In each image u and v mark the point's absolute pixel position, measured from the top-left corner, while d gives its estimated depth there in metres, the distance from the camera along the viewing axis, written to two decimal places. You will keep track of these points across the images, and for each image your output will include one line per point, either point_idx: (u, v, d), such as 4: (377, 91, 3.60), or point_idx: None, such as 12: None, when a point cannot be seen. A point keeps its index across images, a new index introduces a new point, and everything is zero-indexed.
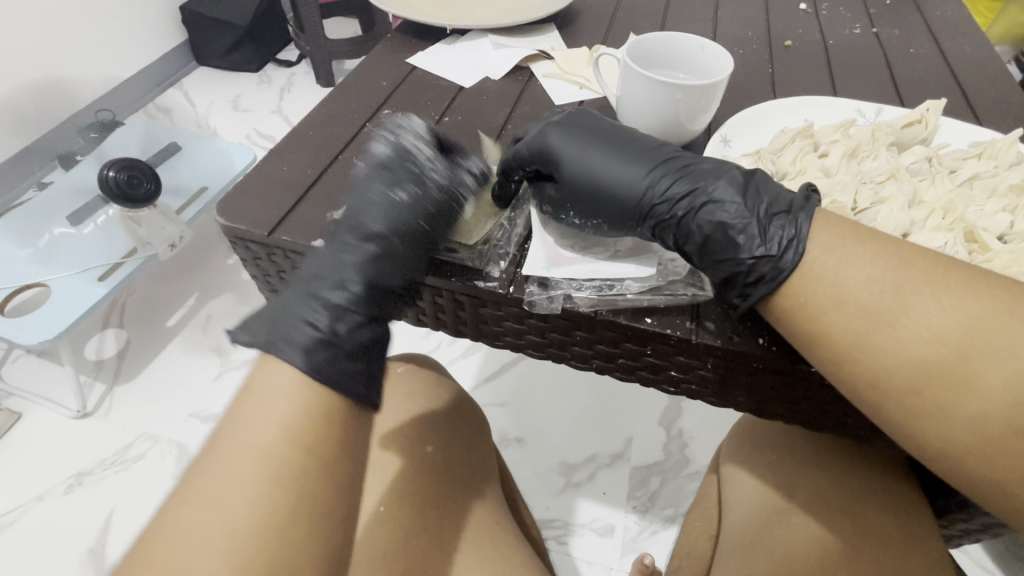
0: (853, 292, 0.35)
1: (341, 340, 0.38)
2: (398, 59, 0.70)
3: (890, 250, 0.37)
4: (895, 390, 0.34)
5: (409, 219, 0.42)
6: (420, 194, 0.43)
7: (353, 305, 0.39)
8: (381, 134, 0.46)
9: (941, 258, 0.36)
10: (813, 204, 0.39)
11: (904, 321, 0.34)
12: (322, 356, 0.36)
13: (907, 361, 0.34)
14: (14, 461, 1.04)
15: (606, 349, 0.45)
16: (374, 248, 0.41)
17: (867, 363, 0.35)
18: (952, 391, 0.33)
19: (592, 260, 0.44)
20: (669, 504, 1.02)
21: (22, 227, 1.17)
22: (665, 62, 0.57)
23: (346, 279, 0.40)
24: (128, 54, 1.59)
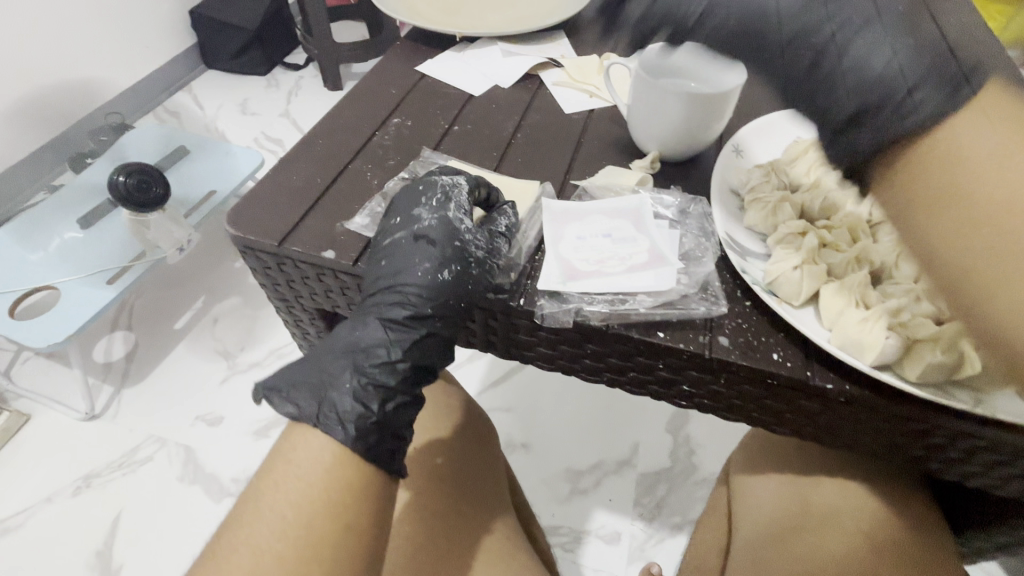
0: (958, 157, 0.28)
1: (388, 421, 0.40)
2: (407, 66, 0.70)
3: None
4: (1003, 273, 0.26)
5: (453, 306, 0.43)
6: (462, 276, 0.43)
7: (396, 382, 0.41)
8: (426, 206, 0.46)
9: None
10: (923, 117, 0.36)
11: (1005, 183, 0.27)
12: (373, 438, 0.39)
13: (996, 229, 0.26)
14: (23, 462, 1.04)
15: (617, 362, 0.45)
16: (416, 334, 0.42)
17: (932, 219, 0.28)
18: None
19: (609, 275, 0.44)
20: (676, 512, 1.01)
21: (33, 230, 1.18)
22: (675, 71, 0.57)
23: (395, 356, 0.41)
24: (139, 58, 1.60)
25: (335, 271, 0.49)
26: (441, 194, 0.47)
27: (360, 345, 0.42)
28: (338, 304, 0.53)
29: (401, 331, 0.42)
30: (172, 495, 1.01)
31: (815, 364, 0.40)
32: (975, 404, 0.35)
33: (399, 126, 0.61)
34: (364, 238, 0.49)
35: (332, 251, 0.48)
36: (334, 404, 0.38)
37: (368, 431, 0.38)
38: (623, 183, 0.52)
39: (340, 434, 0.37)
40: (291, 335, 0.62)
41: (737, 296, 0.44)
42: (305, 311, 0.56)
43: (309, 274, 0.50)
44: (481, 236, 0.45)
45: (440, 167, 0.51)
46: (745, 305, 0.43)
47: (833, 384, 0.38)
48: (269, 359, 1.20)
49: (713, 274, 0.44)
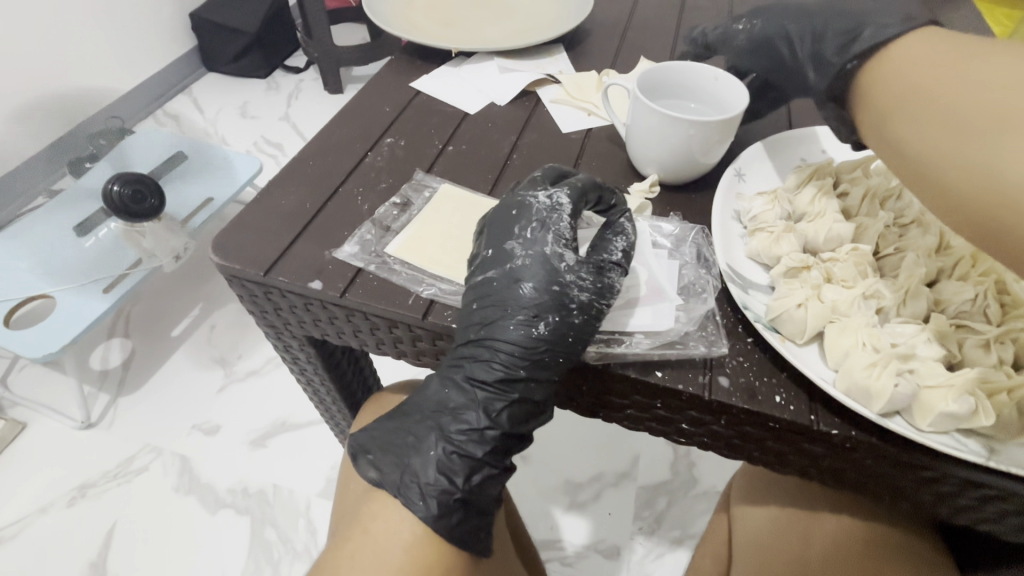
0: (918, 75, 0.37)
1: (474, 495, 0.40)
2: (403, 81, 0.68)
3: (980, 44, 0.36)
4: (920, 151, 0.35)
5: (555, 361, 0.40)
6: (562, 327, 0.40)
7: (485, 452, 0.40)
8: (519, 239, 0.42)
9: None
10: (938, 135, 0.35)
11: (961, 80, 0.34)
12: (457, 515, 0.39)
13: (944, 114, 0.34)
14: (18, 471, 1.03)
15: (614, 400, 0.43)
16: (515, 393, 0.41)
17: (893, 122, 0.37)
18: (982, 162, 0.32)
19: (605, 311, 0.43)
20: (676, 526, 0.99)
21: (28, 237, 1.17)
22: (676, 92, 0.55)
23: (479, 420, 0.40)
24: (138, 62, 1.59)
25: (323, 302, 0.47)
26: (538, 221, 0.42)
27: (449, 406, 0.41)
28: (327, 333, 0.51)
29: (501, 389, 0.40)
30: (167, 505, 1.00)
31: (818, 408, 0.38)
32: (987, 455, 0.34)
33: (392, 146, 0.59)
34: (354, 268, 0.47)
35: (319, 281, 0.46)
36: (416, 477, 0.39)
37: (452, 509, 0.39)
38: None
39: (423, 511, 0.38)
40: (282, 359, 0.60)
41: (738, 332, 0.42)
42: (295, 338, 0.55)
43: (296, 304, 0.49)
44: (583, 276, 0.41)
45: (538, 177, 0.46)
46: (746, 343, 0.41)
47: (837, 430, 0.37)
48: (265, 367, 1.19)
49: (713, 309, 0.43)
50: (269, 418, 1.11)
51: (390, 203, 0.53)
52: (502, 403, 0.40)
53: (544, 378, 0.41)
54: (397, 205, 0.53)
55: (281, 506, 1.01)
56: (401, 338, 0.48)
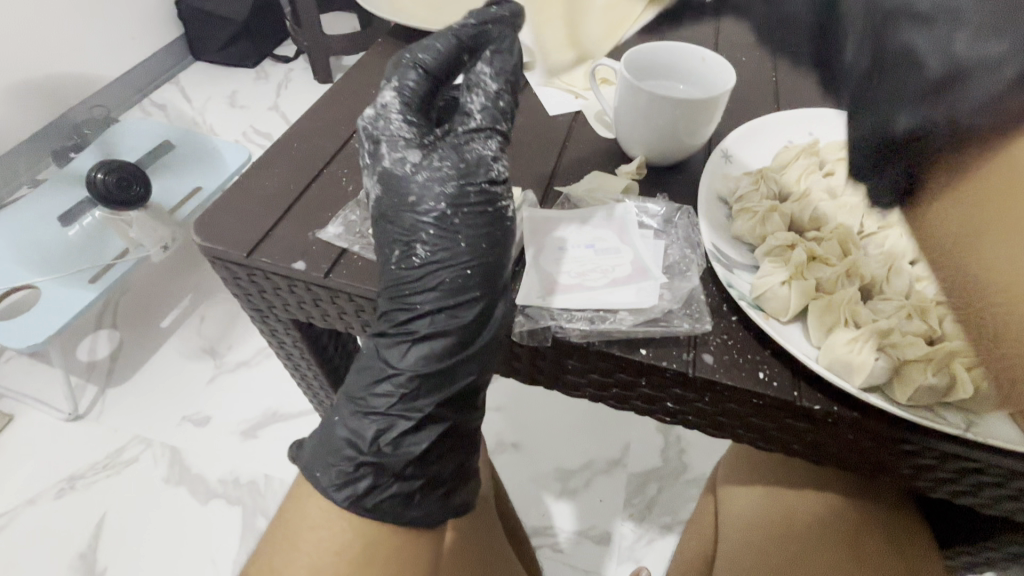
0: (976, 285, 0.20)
1: (387, 458, 0.40)
2: (391, 63, 0.67)
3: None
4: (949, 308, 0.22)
5: (459, 264, 0.42)
6: (443, 231, 0.43)
7: (412, 395, 0.41)
8: (369, 175, 0.46)
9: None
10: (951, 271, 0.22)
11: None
12: (365, 482, 0.40)
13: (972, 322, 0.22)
14: (5, 464, 1.02)
15: (598, 379, 0.44)
16: (438, 314, 0.42)
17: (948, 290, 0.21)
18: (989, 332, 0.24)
19: (590, 289, 0.43)
20: (666, 512, 1.00)
21: (12, 226, 1.15)
22: (664, 73, 0.55)
23: (398, 371, 0.42)
24: (123, 49, 1.56)
25: (306, 283, 0.47)
26: (371, 145, 0.45)
27: (372, 369, 0.43)
28: (313, 315, 0.51)
29: (426, 319, 0.42)
30: (157, 496, 0.99)
31: (801, 384, 0.38)
32: (967, 427, 0.34)
33: None
34: (338, 249, 0.47)
35: (303, 261, 0.46)
36: (333, 457, 0.40)
37: (353, 477, 0.40)
38: (608, 189, 0.51)
39: (325, 481, 0.40)
40: (268, 344, 0.60)
41: (723, 311, 0.42)
42: (280, 321, 0.54)
43: (280, 285, 0.48)
44: (437, 181, 0.43)
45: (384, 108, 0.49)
46: (731, 321, 0.42)
47: (819, 406, 0.37)
48: (256, 358, 1.18)
49: (698, 287, 0.43)
50: (260, 409, 1.10)
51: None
52: (431, 330, 0.42)
53: (459, 288, 0.42)
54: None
55: (272, 497, 1.00)
56: None
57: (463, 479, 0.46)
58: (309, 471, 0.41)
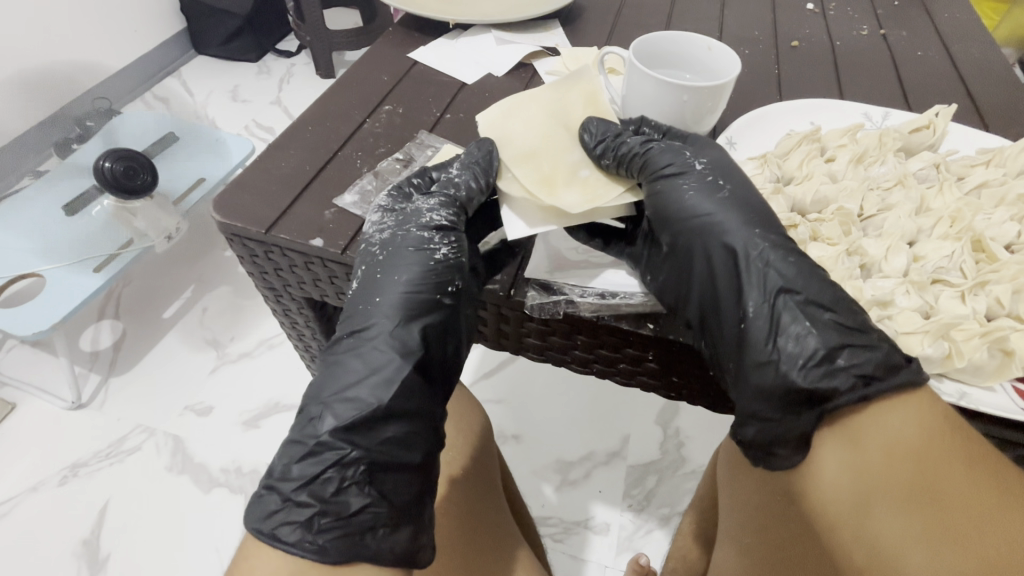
0: (837, 494, 0.39)
1: (285, 482, 0.40)
2: (400, 53, 0.69)
3: (859, 491, 0.38)
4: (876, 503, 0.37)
5: (370, 307, 0.44)
6: (364, 273, 0.45)
7: (315, 432, 0.40)
8: (349, 198, 0.51)
9: (887, 497, 0.37)
10: (871, 464, 0.37)
11: (894, 433, 0.37)
12: (286, 518, 0.39)
13: (892, 501, 0.37)
14: (10, 452, 1.03)
15: (607, 354, 0.47)
16: (342, 351, 0.44)
17: (849, 497, 0.38)
18: (948, 498, 0.35)
19: (597, 266, 0.47)
20: (665, 503, 1.01)
21: (18, 215, 1.16)
22: (672, 62, 0.56)
23: (319, 398, 0.42)
24: (126, 43, 1.57)
25: (324, 259, 0.48)
26: (370, 184, 0.52)
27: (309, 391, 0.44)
28: (327, 293, 0.52)
29: (332, 354, 0.44)
30: (160, 485, 1.00)
31: None
32: (959, 396, 0.38)
33: (389, 114, 0.60)
34: (358, 223, 0.49)
35: (321, 238, 0.48)
36: (256, 485, 0.41)
37: (280, 511, 0.39)
38: None
39: (255, 521, 0.39)
40: (280, 326, 0.62)
41: None
42: (294, 300, 0.56)
43: (297, 262, 0.50)
44: (388, 222, 0.47)
45: (406, 156, 0.55)
46: None
47: None
48: (259, 349, 1.19)
49: None
50: (262, 399, 1.11)
51: (394, 158, 0.54)
52: (333, 364, 0.43)
53: (364, 327, 0.43)
54: (399, 159, 0.54)
55: None
56: None
57: (391, 521, 0.41)
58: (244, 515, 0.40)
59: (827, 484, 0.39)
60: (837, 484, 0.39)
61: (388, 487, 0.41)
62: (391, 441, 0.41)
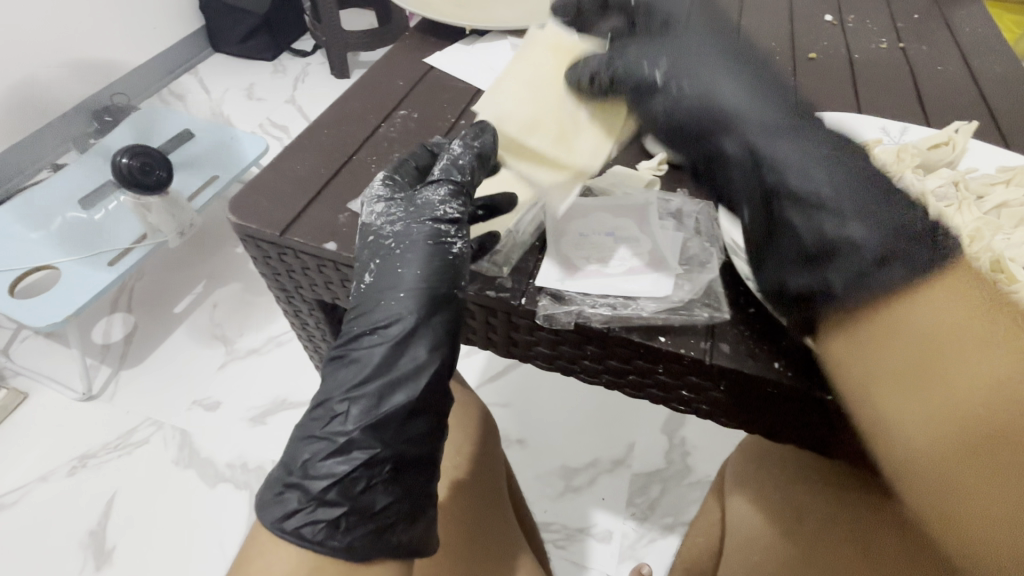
0: (848, 372, 0.32)
1: (312, 479, 0.40)
2: (416, 58, 0.69)
3: (873, 376, 0.30)
4: (900, 393, 0.29)
5: (388, 303, 0.44)
6: (381, 267, 0.45)
7: (347, 427, 0.41)
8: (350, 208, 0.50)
9: (911, 387, 0.29)
10: (895, 352, 0.30)
11: (945, 351, 0.28)
12: (312, 515, 0.39)
13: (919, 391, 0.28)
14: (22, 440, 1.04)
15: (617, 366, 0.47)
16: (363, 346, 0.44)
17: (865, 380, 0.31)
18: (998, 405, 0.26)
19: (607, 275, 0.46)
20: (669, 513, 1.01)
21: (36, 207, 1.17)
22: None
23: (336, 401, 0.43)
24: (145, 40, 1.59)
25: (336, 263, 0.49)
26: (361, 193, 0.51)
27: (324, 394, 0.44)
28: (338, 296, 0.53)
29: (349, 349, 0.44)
30: (167, 478, 1.01)
31: (813, 371, 0.41)
32: None
33: (404, 119, 0.60)
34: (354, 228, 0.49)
35: (333, 242, 0.48)
36: (278, 482, 0.42)
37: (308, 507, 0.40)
38: (631, 184, 0.54)
39: (277, 519, 0.39)
40: (292, 327, 0.62)
41: (740, 303, 0.45)
42: (306, 302, 0.56)
43: (309, 265, 0.50)
44: (396, 216, 0.46)
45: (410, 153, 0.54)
46: (747, 313, 0.45)
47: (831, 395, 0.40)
48: (267, 346, 1.20)
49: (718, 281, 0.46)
50: (270, 396, 1.12)
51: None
52: (354, 361, 0.44)
53: (383, 324, 0.43)
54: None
55: None
56: None
57: (410, 514, 0.42)
58: (260, 515, 0.40)
59: (837, 355, 0.33)
60: (853, 363, 0.32)
61: (406, 485, 0.43)
62: (417, 439, 0.43)
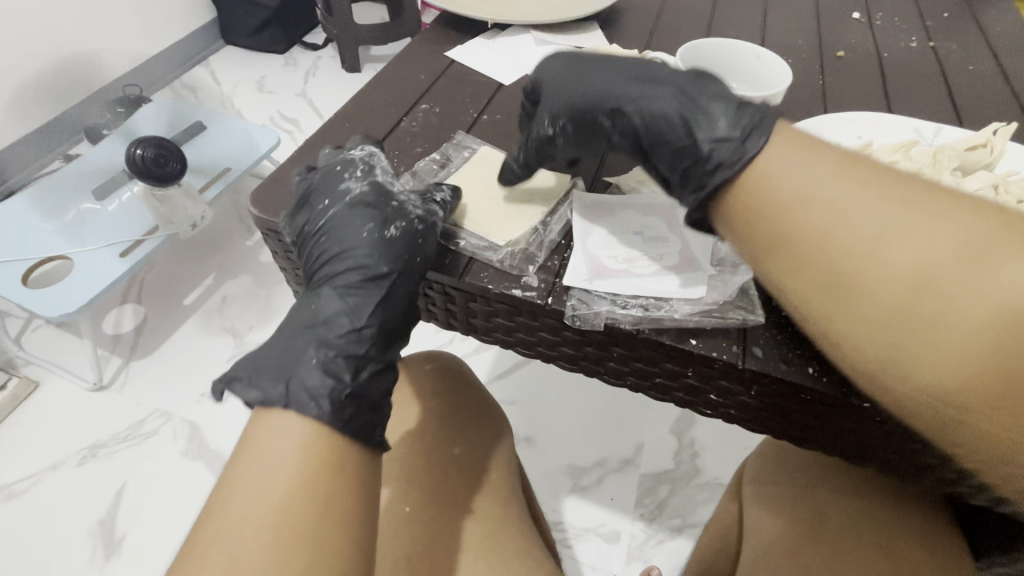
0: (813, 301, 0.37)
1: (364, 388, 0.42)
2: (436, 51, 0.68)
3: (836, 295, 0.36)
4: (847, 313, 0.36)
5: (409, 262, 0.46)
6: (408, 228, 0.46)
7: (367, 349, 0.44)
8: (352, 178, 0.49)
9: (866, 300, 0.35)
10: (837, 282, 0.36)
11: (859, 246, 0.36)
12: (350, 408, 0.40)
13: (881, 303, 0.35)
14: (32, 429, 1.05)
15: (643, 368, 0.46)
16: (378, 291, 0.45)
17: (826, 308, 0.37)
18: (922, 317, 0.34)
19: (636, 276, 0.45)
20: (677, 514, 1.00)
21: (51, 196, 1.18)
22: (718, 70, 0.56)
23: (359, 324, 0.43)
24: (157, 31, 1.59)
25: None
26: (364, 164, 0.50)
27: (330, 322, 0.43)
28: None
29: (356, 294, 0.44)
30: (175, 469, 1.01)
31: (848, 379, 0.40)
32: None
33: (427, 112, 0.59)
34: (366, 188, 0.48)
35: None
36: (302, 381, 0.39)
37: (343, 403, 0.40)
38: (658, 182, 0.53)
39: (315, 410, 0.38)
40: None
41: (772, 308, 0.44)
42: None
43: None
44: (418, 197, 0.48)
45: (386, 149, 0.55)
46: (780, 317, 0.44)
47: (868, 403, 0.39)
48: None
49: (751, 283, 0.45)
50: None
51: (430, 157, 0.55)
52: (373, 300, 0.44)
53: (400, 277, 0.45)
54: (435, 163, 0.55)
55: None
56: (434, 299, 0.51)
57: None
58: (290, 403, 0.38)
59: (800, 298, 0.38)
60: (819, 293, 0.37)
61: None
62: None
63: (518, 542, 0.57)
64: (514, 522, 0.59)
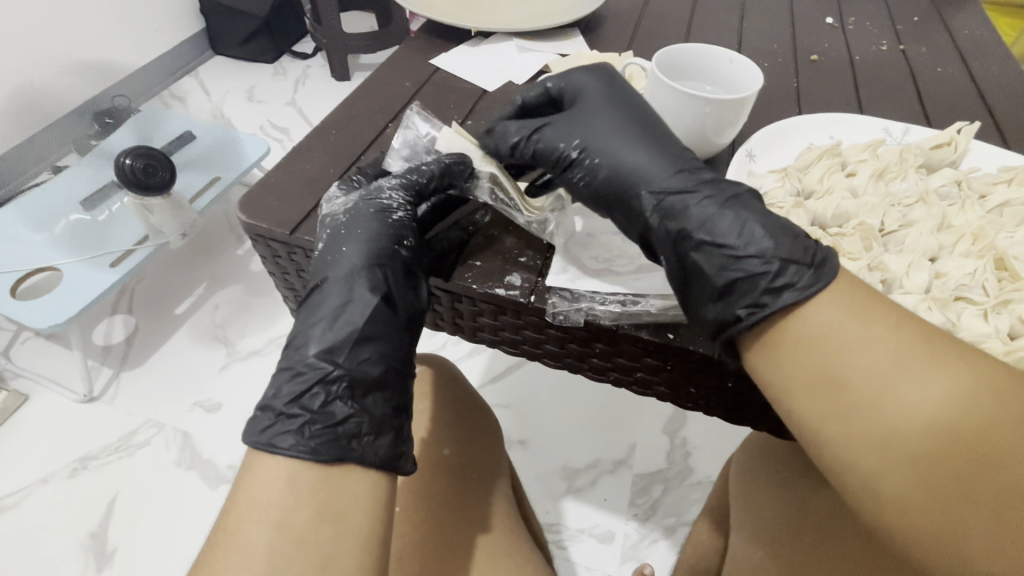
0: (840, 445, 0.33)
1: (339, 421, 0.40)
2: (422, 59, 0.69)
3: (872, 436, 0.32)
4: (872, 460, 0.32)
5: (400, 290, 0.45)
6: (398, 255, 0.46)
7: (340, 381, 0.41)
8: (345, 197, 0.50)
9: (906, 453, 0.31)
10: (882, 398, 0.32)
11: (904, 392, 0.32)
12: (326, 438, 0.39)
13: (926, 468, 0.31)
14: (22, 442, 1.04)
15: (624, 362, 0.48)
16: (370, 319, 0.43)
17: (851, 445, 0.32)
18: (969, 480, 0.30)
19: (617, 274, 0.47)
20: (669, 513, 1.01)
21: (39, 208, 1.18)
22: (693, 74, 0.58)
23: (339, 352, 0.42)
24: (145, 42, 1.60)
25: None
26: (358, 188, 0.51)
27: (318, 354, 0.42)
28: None
29: (343, 320, 0.43)
30: (170, 481, 1.01)
31: None
32: None
33: None
34: (357, 209, 0.48)
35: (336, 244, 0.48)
36: (283, 424, 0.39)
37: (318, 437, 0.39)
38: None
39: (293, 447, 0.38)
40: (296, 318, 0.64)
41: None
42: None
43: None
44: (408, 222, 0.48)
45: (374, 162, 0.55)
46: None
47: None
48: (268, 348, 1.20)
49: None
50: None
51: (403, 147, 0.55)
52: (342, 308, 0.43)
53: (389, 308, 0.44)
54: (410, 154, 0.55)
55: None
56: None
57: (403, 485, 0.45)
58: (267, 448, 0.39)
59: (826, 414, 0.33)
60: (851, 433, 0.33)
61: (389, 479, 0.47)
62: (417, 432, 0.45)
63: (510, 543, 0.58)
64: (502, 520, 0.60)
